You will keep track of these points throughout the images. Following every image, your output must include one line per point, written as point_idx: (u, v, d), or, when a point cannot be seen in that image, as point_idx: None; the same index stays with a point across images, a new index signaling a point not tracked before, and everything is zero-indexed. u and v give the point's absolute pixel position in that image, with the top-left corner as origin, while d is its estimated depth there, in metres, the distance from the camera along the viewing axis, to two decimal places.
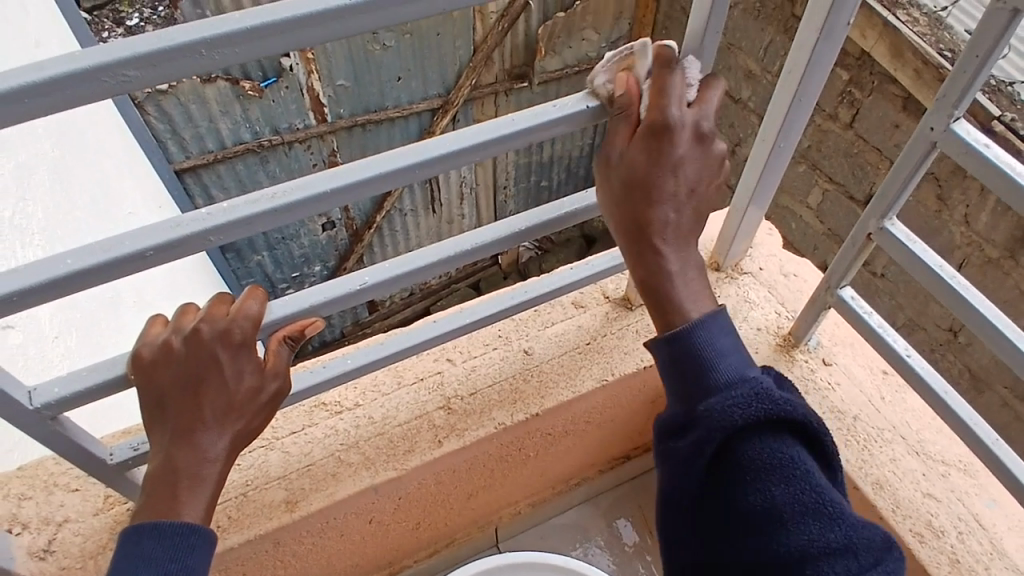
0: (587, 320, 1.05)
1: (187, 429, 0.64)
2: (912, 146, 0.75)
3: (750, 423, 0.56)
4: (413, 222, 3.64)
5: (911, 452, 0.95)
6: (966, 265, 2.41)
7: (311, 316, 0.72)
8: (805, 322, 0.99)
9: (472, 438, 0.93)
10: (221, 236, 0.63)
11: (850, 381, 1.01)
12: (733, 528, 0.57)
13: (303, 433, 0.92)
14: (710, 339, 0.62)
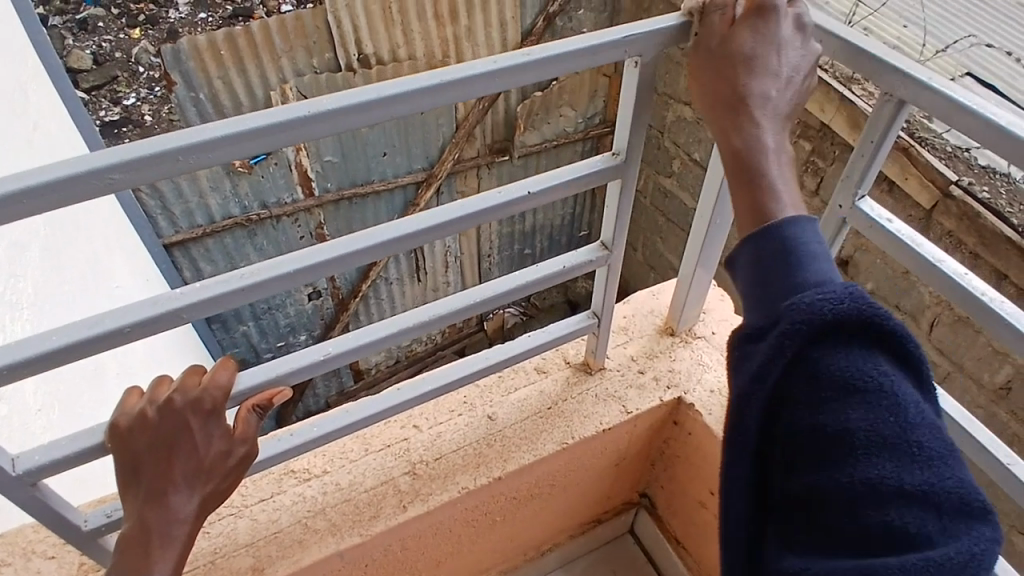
0: (549, 385, 1.10)
1: (159, 492, 0.67)
2: (827, 221, 0.84)
3: (839, 319, 0.47)
4: (400, 291, 3.72)
5: None
6: (937, 324, 2.51)
7: (279, 385, 0.76)
8: None
9: (435, 503, 0.96)
10: (192, 313, 0.68)
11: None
12: (794, 457, 0.48)
13: (271, 500, 0.95)
14: (803, 239, 0.53)
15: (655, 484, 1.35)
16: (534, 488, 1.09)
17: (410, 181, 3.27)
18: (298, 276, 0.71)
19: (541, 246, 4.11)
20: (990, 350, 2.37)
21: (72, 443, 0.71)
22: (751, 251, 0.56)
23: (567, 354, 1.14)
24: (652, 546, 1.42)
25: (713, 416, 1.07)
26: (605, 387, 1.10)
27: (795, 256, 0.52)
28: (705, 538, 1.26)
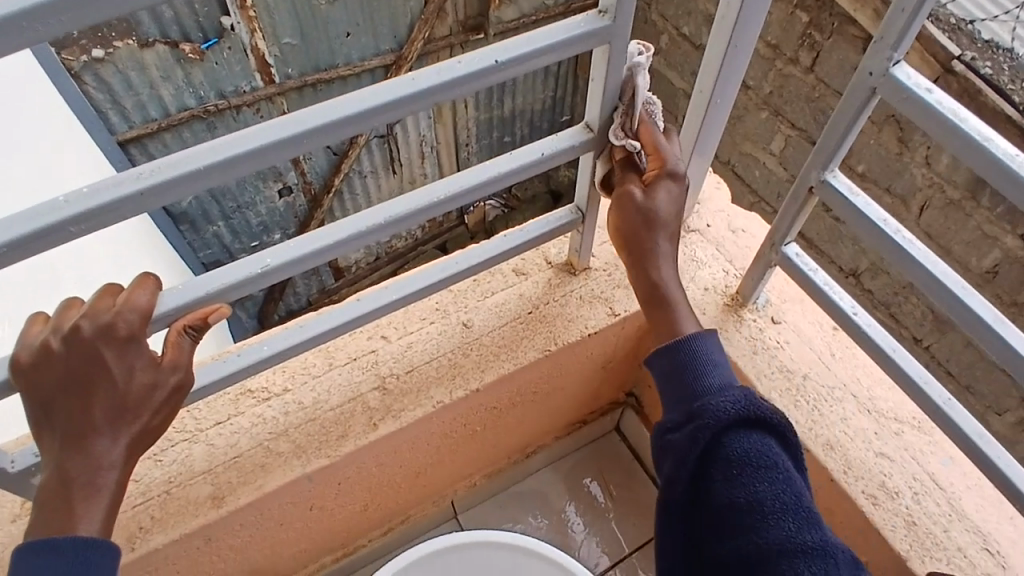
0: (529, 288, 1.00)
1: (76, 436, 0.58)
2: (852, 94, 0.71)
3: (740, 419, 0.61)
4: (375, 185, 3.54)
5: (863, 410, 0.93)
6: (927, 208, 2.41)
7: (215, 303, 0.66)
8: (750, 281, 0.96)
9: (409, 420, 0.88)
10: (94, 220, 0.57)
11: (800, 340, 0.98)
12: (724, 524, 0.59)
13: (229, 423, 0.87)
14: (707, 351, 0.69)
15: (642, 383, 1.30)
16: (515, 397, 1.02)
17: (378, 65, 3.00)
18: (216, 171, 0.58)
19: (522, 133, 3.88)
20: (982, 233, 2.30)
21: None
22: (660, 361, 0.71)
23: (549, 254, 1.03)
24: (640, 443, 1.39)
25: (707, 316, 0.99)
26: (590, 289, 1.01)
27: (692, 363, 0.68)
28: None
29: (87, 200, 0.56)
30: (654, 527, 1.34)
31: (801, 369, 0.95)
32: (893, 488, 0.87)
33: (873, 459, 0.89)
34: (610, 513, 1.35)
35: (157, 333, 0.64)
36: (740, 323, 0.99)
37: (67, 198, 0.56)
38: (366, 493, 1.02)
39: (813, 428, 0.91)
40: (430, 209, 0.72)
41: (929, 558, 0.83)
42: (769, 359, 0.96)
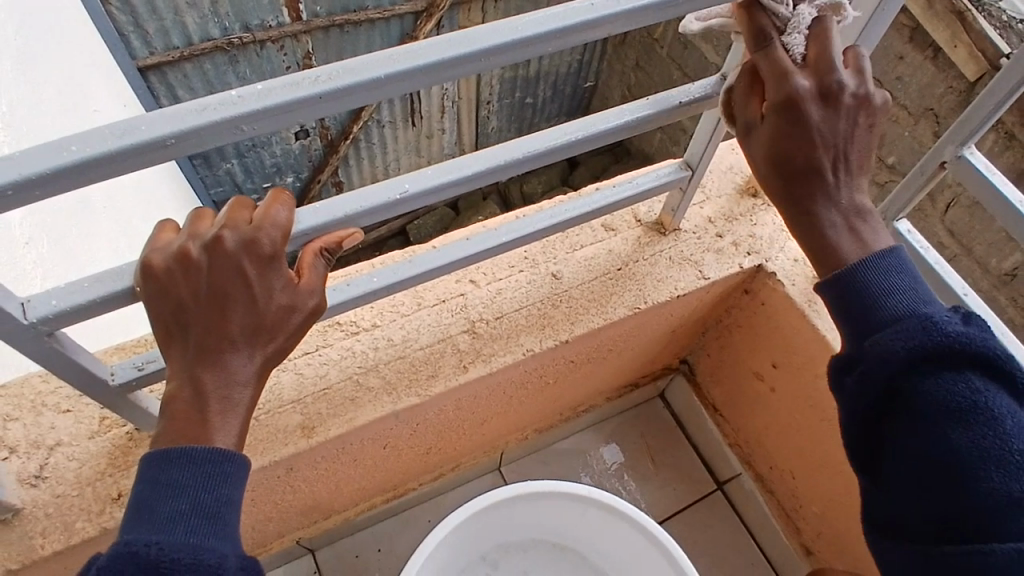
0: (619, 245, 0.98)
1: (214, 348, 0.55)
2: (1010, 69, 0.70)
3: (919, 356, 0.57)
4: (392, 135, 3.44)
5: None
6: (954, 205, 2.33)
7: (348, 226, 0.63)
8: None
9: (499, 365, 0.88)
10: (254, 124, 0.50)
11: None
12: (936, 466, 0.57)
13: (318, 353, 0.85)
14: (885, 277, 0.61)
15: (699, 352, 1.30)
16: (593, 352, 1.01)
17: (409, 11, 2.89)
18: (387, 86, 0.52)
19: (544, 95, 3.79)
20: (1003, 235, 2.23)
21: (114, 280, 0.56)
22: (831, 288, 0.63)
23: (638, 211, 1.01)
24: (686, 411, 1.40)
25: (796, 288, 0.99)
26: (679, 250, 0.99)
27: (876, 289, 0.61)
28: (752, 408, 1.22)
29: (251, 104, 0.49)
30: (695, 491, 1.36)
31: None
32: None
33: None
34: (650, 476, 1.37)
35: (291, 252, 0.61)
36: None
37: (230, 98, 0.48)
38: (433, 436, 1.01)
39: None
40: (566, 148, 0.68)
41: None
42: None
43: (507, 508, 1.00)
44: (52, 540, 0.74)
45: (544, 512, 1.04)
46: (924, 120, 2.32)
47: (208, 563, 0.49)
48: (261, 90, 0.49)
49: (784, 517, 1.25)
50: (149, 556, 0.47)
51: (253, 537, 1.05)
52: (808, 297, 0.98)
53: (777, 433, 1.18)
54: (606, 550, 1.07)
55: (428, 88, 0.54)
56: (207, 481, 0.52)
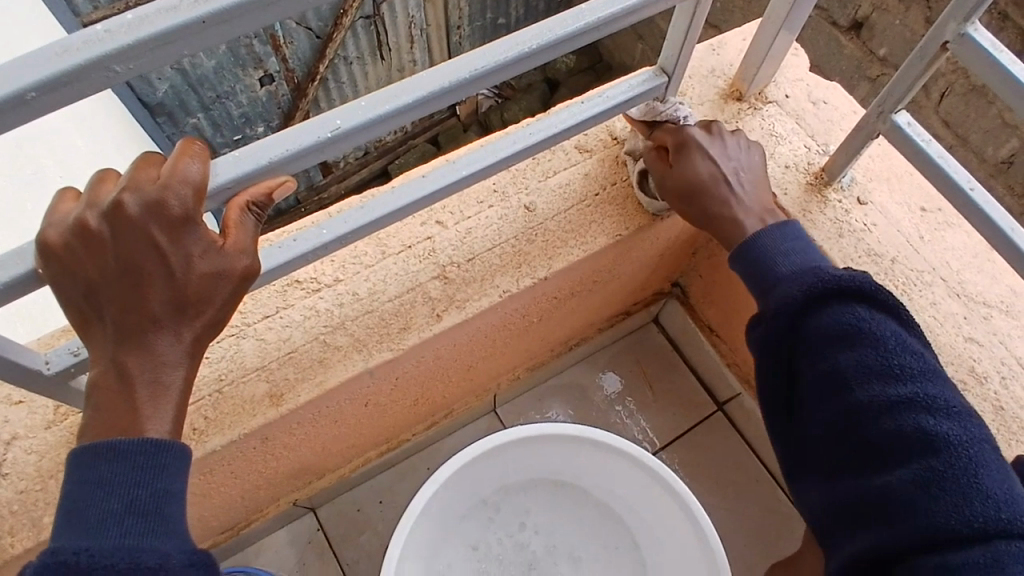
0: (595, 168, 0.90)
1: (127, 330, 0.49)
2: None
3: (809, 299, 0.66)
4: (359, 71, 3.22)
5: (951, 295, 0.87)
6: (949, 94, 2.23)
7: (277, 175, 0.55)
8: (844, 156, 0.88)
9: (474, 311, 0.82)
10: (138, 59, 0.42)
11: (888, 220, 0.91)
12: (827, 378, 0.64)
13: (279, 316, 0.79)
14: (776, 243, 0.73)
15: (693, 274, 1.24)
16: (577, 287, 0.95)
17: None
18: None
19: (516, 13, 3.57)
20: (1005, 121, 2.12)
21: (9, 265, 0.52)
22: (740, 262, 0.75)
23: (614, 128, 0.92)
24: (682, 335, 1.36)
25: (789, 197, 0.92)
26: None
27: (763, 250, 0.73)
28: (748, 329, 1.17)
29: (131, 34, 0.41)
30: (697, 415, 1.33)
31: (889, 252, 0.89)
32: (982, 373, 0.83)
33: (963, 343, 0.84)
34: (649, 403, 1.34)
35: (214, 211, 0.54)
36: (824, 204, 0.92)
37: (104, 32, 0.41)
38: (417, 388, 0.96)
39: None
40: (516, 64, 0.60)
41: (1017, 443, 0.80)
42: (855, 242, 0.89)
43: (505, 452, 0.96)
44: (21, 538, 0.71)
45: (546, 453, 1.00)
46: (915, 6, 2.16)
47: (148, 566, 0.46)
48: (135, 19, 0.41)
49: None
50: (81, 564, 0.44)
51: (244, 506, 1.02)
52: (803, 207, 0.91)
53: None
54: (608, 485, 1.04)
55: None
56: (146, 478, 0.48)
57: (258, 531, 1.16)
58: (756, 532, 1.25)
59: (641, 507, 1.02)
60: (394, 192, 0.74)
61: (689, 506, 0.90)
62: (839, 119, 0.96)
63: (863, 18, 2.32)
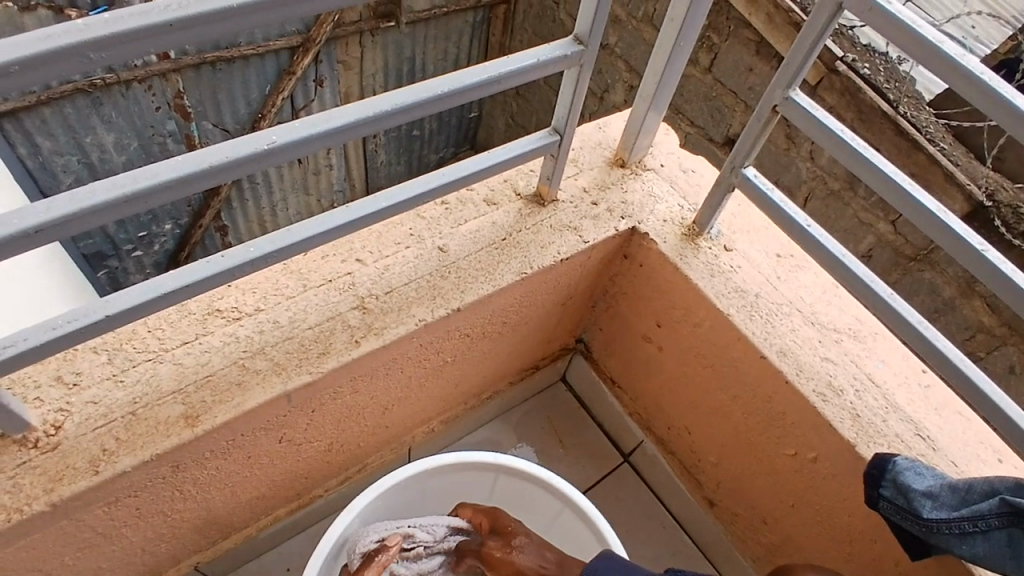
0: (501, 217, 1.01)
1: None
2: (817, 14, 0.78)
3: None
4: (275, 172, 2.42)
5: (807, 322, 1.02)
6: (811, 199, 2.66)
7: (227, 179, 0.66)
8: (709, 208, 1.04)
9: (392, 337, 0.88)
10: (293, 226, 0.77)
11: (751, 264, 1.07)
12: None
13: (198, 342, 0.81)
14: None
15: (592, 328, 1.33)
16: (487, 326, 1.04)
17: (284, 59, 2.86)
18: (387, 119, 0.73)
19: None
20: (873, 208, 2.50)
21: (85, 315, 0.66)
22: None
23: (518, 186, 1.05)
24: (586, 391, 1.44)
25: (668, 245, 1.07)
26: (559, 219, 1.04)
27: None
28: (643, 373, 1.27)
29: (305, 130, 0.68)
30: (604, 466, 1.40)
31: (753, 289, 1.04)
32: (838, 386, 0.97)
33: (820, 363, 0.99)
34: (556, 456, 1.40)
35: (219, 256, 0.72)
36: (697, 251, 1.07)
37: (293, 127, 0.68)
38: (333, 427, 0.99)
39: (768, 338, 1.00)
40: (409, 115, 0.75)
41: (872, 443, 0.93)
42: (724, 281, 1.05)
43: (422, 484, 0.98)
44: None
45: (460, 490, 1.02)
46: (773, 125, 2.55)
47: None
48: (327, 216, 0.79)
49: (685, 475, 1.31)
50: None
51: (142, 563, 0.97)
52: (679, 251, 1.06)
53: (671, 391, 1.23)
54: None
55: (417, 119, 0.76)
56: None
57: None
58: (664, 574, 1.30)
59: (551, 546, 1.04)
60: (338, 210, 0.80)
61: (601, 538, 0.94)
62: (705, 185, 1.15)
63: (734, 135, 2.70)
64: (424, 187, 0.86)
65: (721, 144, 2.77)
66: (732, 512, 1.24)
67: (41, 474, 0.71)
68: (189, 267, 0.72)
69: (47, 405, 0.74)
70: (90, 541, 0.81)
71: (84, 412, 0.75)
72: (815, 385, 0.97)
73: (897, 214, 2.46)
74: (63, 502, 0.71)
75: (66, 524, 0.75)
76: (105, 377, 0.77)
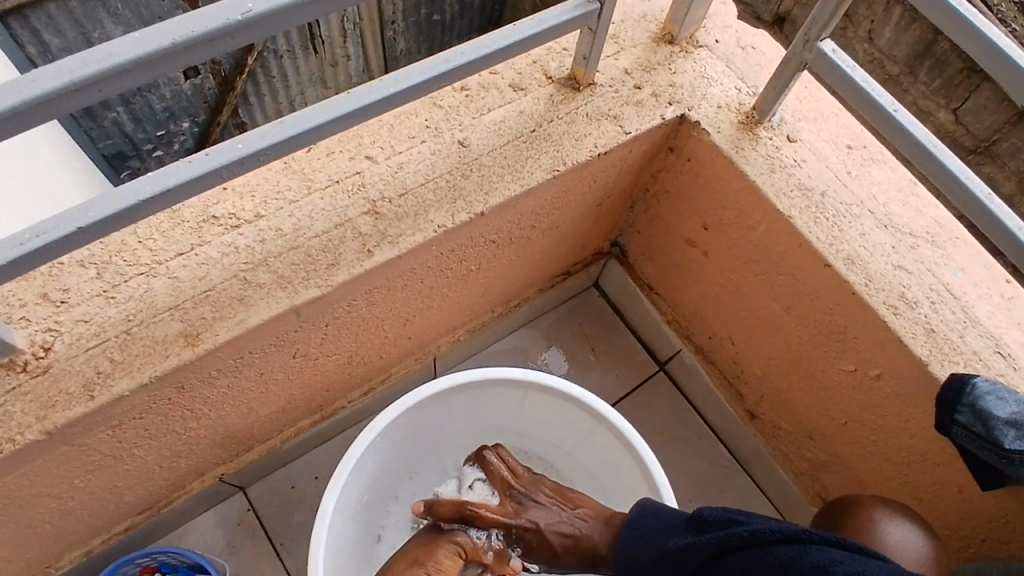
0: (530, 104, 0.87)
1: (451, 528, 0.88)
2: None
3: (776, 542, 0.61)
4: None
5: (879, 226, 0.90)
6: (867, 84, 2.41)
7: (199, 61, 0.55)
8: (774, 91, 0.90)
9: (409, 245, 0.78)
10: (291, 115, 0.66)
11: (816, 158, 0.94)
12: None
13: (193, 254, 0.73)
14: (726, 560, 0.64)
15: (629, 231, 1.22)
16: (515, 231, 0.94)
17: None
18: None
19: None
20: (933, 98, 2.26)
21: (60, 225, 0.58)
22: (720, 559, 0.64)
23: (549, 68, 0.91)
24: (621, 298, 1.35)
25: (723, 136, 0.94)
26: (596, 106, 0.90)
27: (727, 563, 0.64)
28: (685, 280, 1.17)
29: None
30: (638, 376, 1.34)
31: (819, 187, 0.92)
32: (911, 298, 0.87)
33: (892, 272, 0.88)
34: (588, 365, 1.34)
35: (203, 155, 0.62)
36: (755, 143, 0.94)
37: None
38: (351, 341, 0.92)
39: (833, 243, 0.89)
40: None
41: (947, 361, 0.84)
42: (785, 178, 0.92)
43: (450, 400, 0.92)
44: None
45: (491, 406, 0.97)
46: None
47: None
48: (328, 104, 0.67)
49: (727, 387, 1.23)
50: None
51: (165, 477, 0.95)
52: (734, 143, 0.93)
53: (716, 300, 1.13)
54: (556, 442, 1.00)
55: None
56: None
57: (184, 509, 1.08)
58: (699, 484, 1.27)
59: (588, 466, 0.99)
60: (342, 97, 0.68)
61: (640, 462, 0.87)
62: (767, 63, 0.99)
63: (785, 12, 2.41)
64: (438, 70, 0.72)
65: (769, 22, 2.49)
66: (774, 425, 1.18)
67: (33, 401, 0.66)
68: (171, 169, 0.62)
69: (34, 325, 0.68)
70: (99, 463, 0.78)
71: (75, 332, 0.68)
72: (887, 296, 0.86)
73: (960, 102, 2.22)
74: (59, 429, 0.67)
75: (67, 449, 0.72)
76: (95, 294, 0.70)
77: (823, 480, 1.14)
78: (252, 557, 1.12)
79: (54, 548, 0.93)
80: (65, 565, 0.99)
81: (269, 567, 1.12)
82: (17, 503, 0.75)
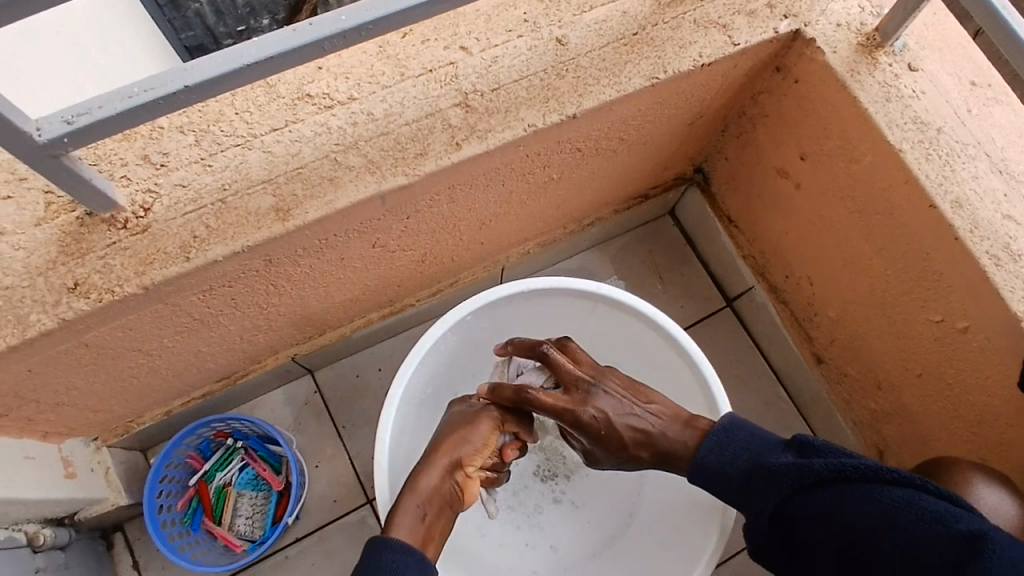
0: (634, 6, 0.82)
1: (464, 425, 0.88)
2: None
3: (889, 489, 0.66)
4: None
5: (994, 171, 0.83)
6: None
7: None
8: (906, 9, 0.80)
9: (497, 143, 0.77)
10: None
11: (936, 90, 0.86)
12: (869, 515, 0.65)
13: (288, 131, 0.73)
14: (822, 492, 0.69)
15: (716, 157, 1.17)
16: (602, 141, 0.91)
17: None
18: None
19: None
20: None
21: (165, 85, 0.59)
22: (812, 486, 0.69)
23: None
24: (696, 227, 1.31)
25: (838, 56, 0.87)
26: (705, 13, 0.84)
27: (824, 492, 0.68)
28: (770, 212, 1.12)
29: None
30: (704, 308, 1.32)
31: (935, 123, 0.85)
32: (1018, 251, 0.80)
33: (1000, 221, 0.81)
34: (654, 293, 1.32)
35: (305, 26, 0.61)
36: (873, 68, 0.87)
37: None
38: (428, 238, 0.93)
39: (941, 184, 0.83)
40: None
41: None
42: (900, 110, 0.85)
43: (519, 305, 0.93)
44: (5, 335, 0.68)
45: (558, 315, 0.97)
46: None
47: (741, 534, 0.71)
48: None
49: (794, 327, 1.19)
50: None
51: (243, 349, 1.00)
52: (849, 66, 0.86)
53: (801, 237, 1.08)
54: (617, 358, 1.01)
55: None
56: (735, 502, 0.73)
57: (256, 384, 1.14)
58: (750, 420, 1.25)
59: (646, 384, 0.99)
60: None
61: (703, 385, 0.87)
62: None
63: None
64: None
65: None
66: (840, 371, 1.14)
67: (132, 257, 0.70)
68: (276, 35, 0.61)
69: (135, 185, 0.71)
70: (186, 326, 0.83)
71: (172, 196, 0.71)
72: (991, 246, 0.81)
73: None
74: (155, 286, 0.71)
75: (161, 307, 0.76)
76: (192, 161, 0.72)
77: (883, 432, 1.11)
78: (316, 435, 1.19)
79: (142, 402, 1.00)
80: (146, 422, 1.06)
81: (332, 447, 1.19)
82: (114, 353, 0.81)
